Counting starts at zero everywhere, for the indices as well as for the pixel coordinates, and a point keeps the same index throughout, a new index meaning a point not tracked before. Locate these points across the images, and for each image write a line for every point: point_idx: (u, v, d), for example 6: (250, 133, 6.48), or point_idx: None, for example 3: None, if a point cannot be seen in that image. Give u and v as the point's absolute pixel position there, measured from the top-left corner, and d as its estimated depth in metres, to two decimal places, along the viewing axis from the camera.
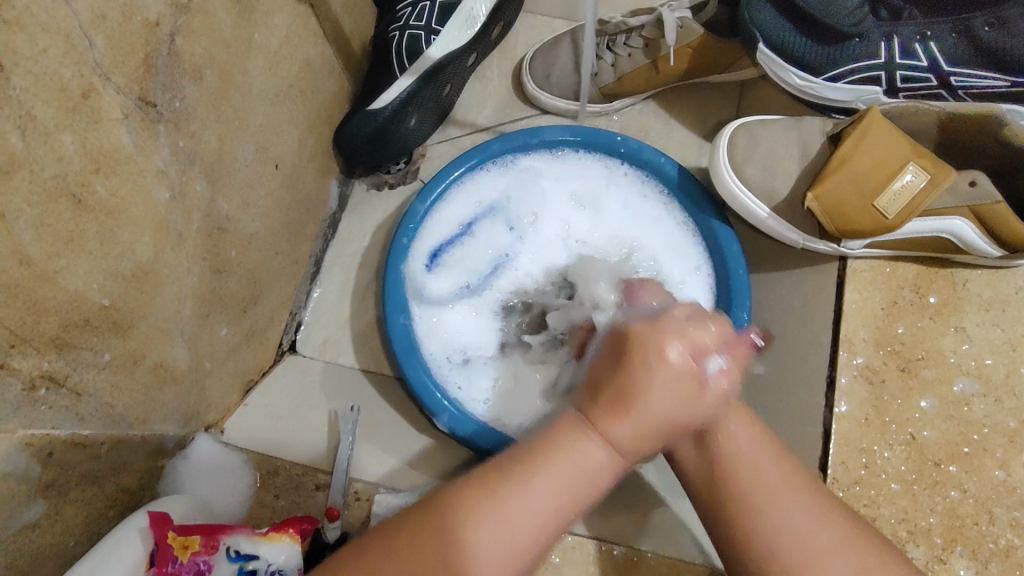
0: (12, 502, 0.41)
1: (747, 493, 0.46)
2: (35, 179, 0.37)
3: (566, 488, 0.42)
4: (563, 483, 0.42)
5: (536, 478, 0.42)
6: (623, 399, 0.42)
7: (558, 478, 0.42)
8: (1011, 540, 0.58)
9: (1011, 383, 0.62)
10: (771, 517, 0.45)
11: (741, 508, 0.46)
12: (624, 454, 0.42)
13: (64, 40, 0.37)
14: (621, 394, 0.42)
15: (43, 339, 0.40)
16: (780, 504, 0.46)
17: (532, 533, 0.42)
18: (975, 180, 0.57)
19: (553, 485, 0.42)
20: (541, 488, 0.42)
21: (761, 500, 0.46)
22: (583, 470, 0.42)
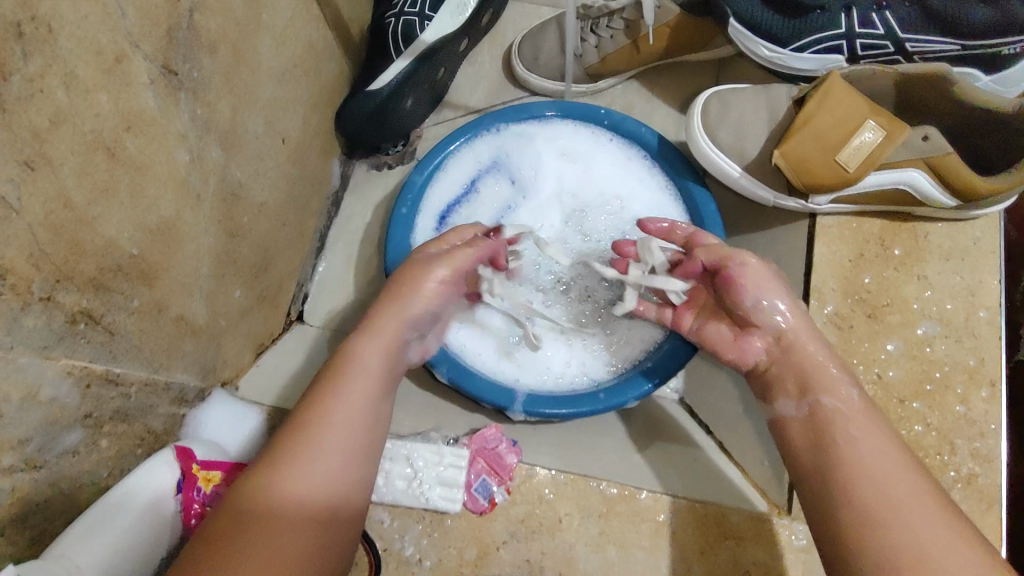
0: (55, 424, 0.45)
1: (872, 503, 0.48)
2: (77, 131, 0.41)
3: (348, 434, 0.50)
4: (341, 431, 0.50)
5: (321, 426, 0.50)
6: (333, 374, 0.53)
7: (303, 448, 0.48)
8: (972, 469, 0.63)
9: (971, 325, 0.67)
10: (897, 530, 0.45)
11: (867, 517, 0.47)
12: (361, 409, 0.52)
13: (100, 7, 0.41)
14: (381, 310, 0.60)
15: (82, 278, 0.45)
16: (907, 521, 0.46)
17: (340, 472, 0.49)
18: (928, 134, 0.63)
19: (325, 433, 0.49)
20: (333, 423, 0.50)
21: (889, 512, 0.47)
22: (327, 425, 0.50)
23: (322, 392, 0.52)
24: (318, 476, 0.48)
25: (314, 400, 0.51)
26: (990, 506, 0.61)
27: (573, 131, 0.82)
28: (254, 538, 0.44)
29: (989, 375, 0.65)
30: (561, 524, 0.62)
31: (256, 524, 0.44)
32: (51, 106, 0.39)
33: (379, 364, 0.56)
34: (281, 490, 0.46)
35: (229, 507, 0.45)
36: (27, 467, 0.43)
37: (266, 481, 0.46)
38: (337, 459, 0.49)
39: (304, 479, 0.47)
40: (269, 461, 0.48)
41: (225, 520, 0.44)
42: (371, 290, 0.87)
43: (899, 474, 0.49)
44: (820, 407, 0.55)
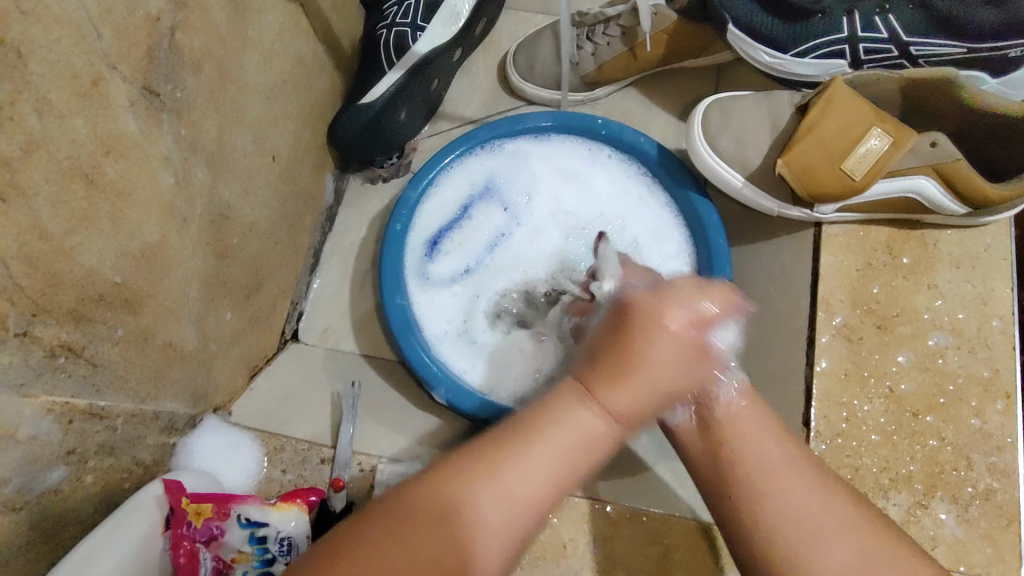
0: (36, 464, 0.43)
1: (754, 476, 0.46)
2: (51, 159, 0.40)
3: (581, 449, 0.42)
4: (568, 450, 0.42)
5: (536, 441, 0.42)
6: (619, 356, 0.42)
7: (563, 450, 0.42)
8: (990, 484, 0.61)
9: (984, 335, 0.65)
10: (788, 498, 0.44)
11: (751, 488, 0.46)
12: (623, 422, 0.43)
13: (74, 30, 0.40)
14: (619, 364, 0.42)
15: (61, 311, 0.43)
16: (792, 488, 0.45)
17: (540, 496, 0.41)
18: (936, 141, 0.60)
19: (553, 446, 0.42)
20: (569, 436, 0.42)
21: (773, 479, 0.45)
22: (585, 439, 0.42)
23: (605, 375, 0.42)
24: (521, 487, 0.41)
25: (571, 403, 0.43)
26: (1009, 523, 0.59)
27: (569, 144, 0.80)
28: (419, 544, 0.39)
29: (1004, 386, 0.63)
30: (565, 550, 0.60)
31: (440, 524, 0.40)
32: (23, 134, 0.37)
33: (664, 376, 0.42)
34: (468, 510, 0.40)
35: (434, 489, 0.41)
36: (5, 510, 0.41)
37: (505, 485, 0.41)
38: (541, 494, 0.42)
39: (500, 498, 0.41)
40: (494, 464, 0.41)
41: (418, 513, 0.40)
42: (368, 306, 0.85)
43: (775, 450, 0.47)
44: (713, 416, 0.49)
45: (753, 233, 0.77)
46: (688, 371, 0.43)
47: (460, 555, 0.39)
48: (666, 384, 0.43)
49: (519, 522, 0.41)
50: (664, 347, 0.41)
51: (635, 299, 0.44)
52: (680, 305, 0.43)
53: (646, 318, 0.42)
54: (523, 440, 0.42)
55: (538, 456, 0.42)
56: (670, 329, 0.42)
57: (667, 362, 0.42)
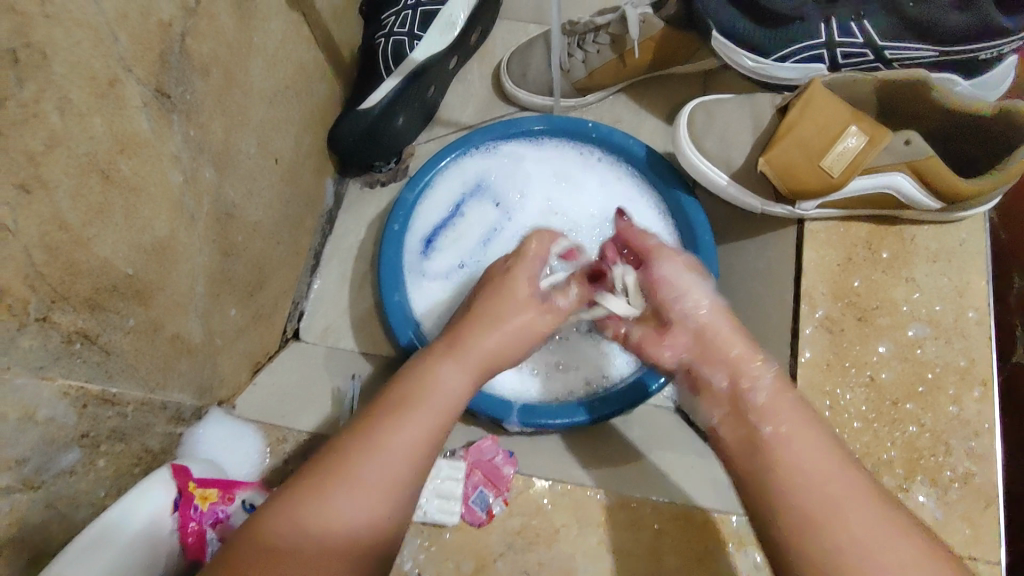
0: (52, 445, 0.45)
1: (812, 504, 0.47)
2: (71, 154, 0.42)
3: (451, 400, 0.53)
4: (442, 409, 0.52)
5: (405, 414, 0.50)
6: (452, 343, 0.56)
7: (439, 404, 0.52)
8: (968, 468, 0.63)
9: (961, 326, 0.67)
10: (847, 530, 0.45)
11: (812, 519, 0.46)
12: (475, 371, 0.55)
13: (93, 34, 0.42)
14: (478, 322, 0.58)
15: (78, 299, 0.45)
16: (851, 519, 0.46)
17: (411, 456, 0.48)
18: (909, 139, 0.62)
19: (441, 407, 0.52)
20: (392, 446, 0.48)
21: (832, 509, 0.46)
22: (456, 391, 0.53)
23: (452, 350, 0.55)
24: (406, 452, 0.48)
25: (434, 364, 0.54)
26: (987, 505, 0.62)
27: (562, 146, 0.83)
28: (338, 502, 0.45)
29: (981, 374, 0.66)
30: (559, 534, 0.62)
31: (344, 477, 0.46)
32: (44, 130, 0.40)
33: (512, 338, 0.58)
34: (361, 468, 0.46)
35: (341, 447, 0.48)
36: (22, 488, 0.44)
37: (387, 446, 0.48)
38: (420, 448, 0.49)
39: (383, 459, 0.47)
40: (379, 427, 0.49)
41: (324, 472, 0.46)
42: (367, 305, 0.88)
43: (842, 484, 0.48)
44: (760, 434, 0.52)
45: (739, 231, 0.79)
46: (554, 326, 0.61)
47: (360, 498, 0.46)
48: (531, 324, 0.59)
49: (402, 468, 0.48)
50: (524, 293, 0.60)
51: (491, 288, 0.61)
52: (528, 278, 0.61)
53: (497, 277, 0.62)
54: (396, 408, 0.50)
55: (374, 476, 0.47)
56: (513, 301, 0.59)
57: (510, 336, 0.58)
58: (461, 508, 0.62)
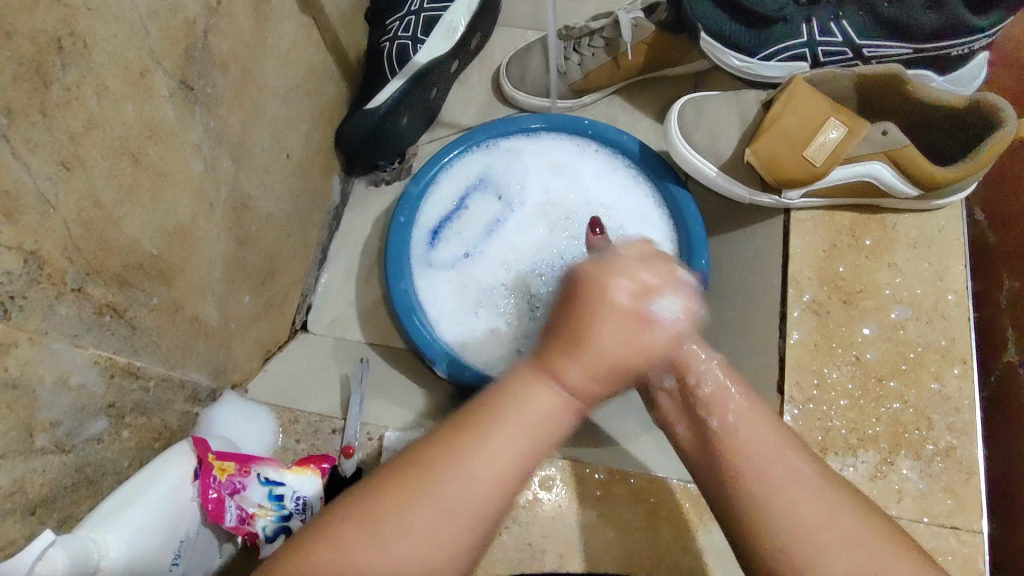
0: (83, 411, 0.48)
1: (756, 495, 0.45)
2: (106, 137, 0.46)
3: (545, 430, 0.43)
4: (527, 438, 0.43)
5: (494, 433, 0.43)
6: (576, 337, 0.43)
7: (528, 431, 0.43)
8: (950, 442, 0.66)
9: (941, 308, 0.70)
10: (794, 517, 0.44)
11: (782, 542, 0.43)
12: (582, 397, 0.44)
13: (128, 27, 0.46)
14: (571, 336, 0.43)
15: (109, 274, 0.48)
16: (797, 507, 0.44)
17: (501, 481, 0.42)
18: (886, 129, 0.68)
19: (521, 434, 0.43)
20: (462, 481, 0.42)
21: (800, 532, 0.43)
22: (545, 417, 0.43)
23: (564, 350, 0.43)
24: (471, 490, 0.42)
25: (534, 385, 0.44)
26: (969, 476, 0.64)
27: (559, 143, 0.87)
28: (394, 540, 0.41)
29: (961, 352, 0.69)
30: (560, 508, 0.64)
31: (405, 513, 0.41)
32: (84, 113, 0.43)
33: (622, 345, 0.43)
34: (423, 507, 0.41)
35: (407, 478, 0.42)
36: (56, 450, 0.46)
37: (452, 482, 0.42)
38: (485, 483, 0.42)
39: (450, 495, 0.41)
40: (441, 461, 0.42)
41: (380, 499, 0.42)
42: (373, 297, 0.91)
43: (791, 474, 0.45)
44: (705, 428, 0.49)
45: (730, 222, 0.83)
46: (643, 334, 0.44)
47: (423, 538, 0.41)
48: (643, 316, 0.44)
49: (473, 505, 0.42)
50: (614, 315, 0.43)
51: (585, 271, 0.46)
52: (628, 276, 0.44)
53: (594, 286, 0.44)
54: (483, 434, 0.43)
55: (425, 523, 0.41)
56: (621, 302, 0.43)
57: (618, 335, 0.43)
58: None
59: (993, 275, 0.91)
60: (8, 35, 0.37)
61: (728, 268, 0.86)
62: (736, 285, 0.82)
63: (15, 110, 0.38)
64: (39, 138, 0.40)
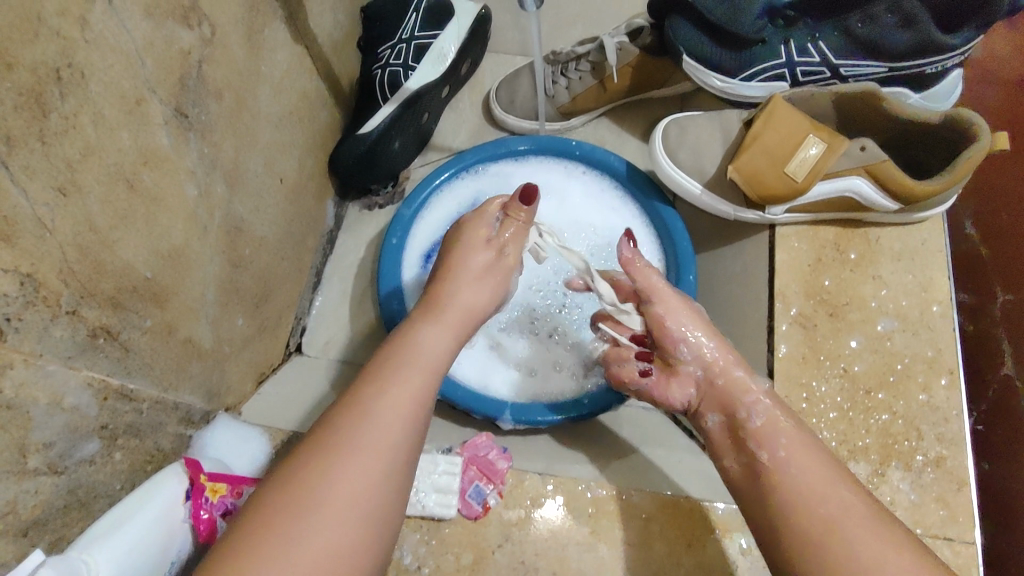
0: (76, 433, 0.49)
1: (811, 526, 0.49)
2: (102, 164, 0.47)
3: (430, 366, 0.52)
4: (422, 370, 0.51)
5: (393, 373, 0.50)
6: (439, 305, 0.58)
7: (420, 367, 0.51)
8: (940, 452, 0.66)
9: (926, 319, 0.71)
10: (843, 545, 0.47)
11: (807, 540, 0.49)
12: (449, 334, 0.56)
13: (124, 58, 0.48)
14: (436, 301, 0.60)
15: (103, 296, 0.49)
16: (846, 535, 0.47)
17: (406, 411, 0.48)
18: (864, 145, 0.69)
19: (415, 371, 0.51)
20: (381, 410, 0.47)
21: (829, 526, 0.48)
22: (431, 358, 0.53)
23: (429, 318, 0.57)
24: (388, 407, 0.47)
25: (411, 334, 0.55)
26: (960, 486, 0.64)
27: (548, 164, 0.88)
28: (327, 472, 0.43)
29: (947, 363, 0.69)
30: (552, 525, 0.64)
31: (337, 447, 0.44)
32: (81, 140, 0.45)
33: (466, 318, 0.59)
34: (351, 436, 0.45)
35: (329, 419, 0.46)
36: (49, 471, 0.47)
37: (372, 407, 0.47)
38: (401, 400, 0.48)
39: (373, 424, 0.46)
40: (353, 399, 0.48)
41: (315, 440, 0.45)
42: (366, 319, 0.92)
43: (844, 505, 0.49)
44: (758, 460, 0.56)
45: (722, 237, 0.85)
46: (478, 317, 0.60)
47: (359, 457, 0.44)
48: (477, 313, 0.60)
49: (396, 416, 0.47)
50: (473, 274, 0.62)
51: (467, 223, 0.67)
52: (490, 234, 0.65)
53: (468, 237, 0.65)
54: (380, 377, 0.49)
55: (352, 455, 0.44)
56: (481, 255, 0.63)
57: (474, 283, 0.62)
58: (457, 502, 0.65)
59: (984, 288, 0.92)
60: (10, 66, 0.38)
61: (716, 283, 0.87)
62: (726, 301, 0.83)
63: (15, 137, 0.40)
64: (37, 164, 0.42)
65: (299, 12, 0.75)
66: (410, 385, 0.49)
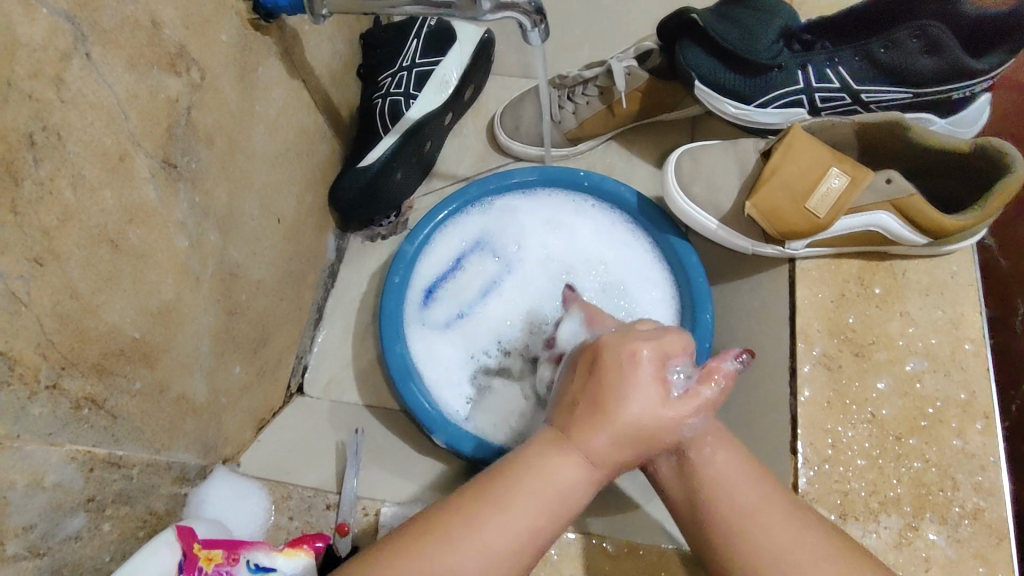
0: (59, 510, 0.46)
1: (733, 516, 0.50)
2: (83, 227, 0.45)
3: (559, 494, 0.48)
4: (548, 499, 0.48)
5: (511, 497, 0.47)
6: (569, 431, 0.50)
7: (542, 509, 0.47)
8: (977, 504, 0.62)
9: (958, 358, 0.67)
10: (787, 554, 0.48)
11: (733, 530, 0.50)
12: (597, 464, 0.49)
13: (105, 114, 0.45)
14: (596, 414, 0.49)
15: (86, 364, 0.47)
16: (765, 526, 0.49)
17: (506, 550, 0.46)
18: (891, 177, 0.66)
19: (538, 506, 0.47)
20: (487, 525, 0.46)
21: (747, 519, 0.50)
22: (570, 486, 0.48)
23: (586, 425, 0.49)
24: (478, 552, 0.45)
25: (551, 454, 0.49)
26: (999, 541, 0.60)
27: (555, 196, 0.85)
28: (415, 574, 0.43)
29: (982, 407, 0.65)
30: None
31: (423, 566, 0.44)
32: (59, 205, 0.42)
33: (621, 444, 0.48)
34: (443, 557, 0.44)
35: (435, 522, 0.47)
36: (30, 556, 0.44)
37: (482, 527, 0.46)
38: (502, 535, 0.46)
39: (484, 534, 0.46)
40: (470, 509, 0.47)
41: (479, 486, 0.49)
42: (370, 357, 0.89)
43: (746, 473, 0.52)
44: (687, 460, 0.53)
45: (746, 267, 0.82)
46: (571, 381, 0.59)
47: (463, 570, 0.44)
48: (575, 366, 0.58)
49: (565, 495, 0.48)
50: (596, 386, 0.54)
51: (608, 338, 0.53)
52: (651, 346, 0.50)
53: (616, 352, 0.51)
54: (495, 499, 0.47)
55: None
56: (638, 357, 0.50)
57: (623, 437, 0.49)
58: None
59: (1008, 299, 0.88)
60: None
61: (734, 318, 0.83)
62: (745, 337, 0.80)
63: None
64: (11, 237, 0.39)
65: (294, 46, 0.72)
66: (513, 532, 0.46)
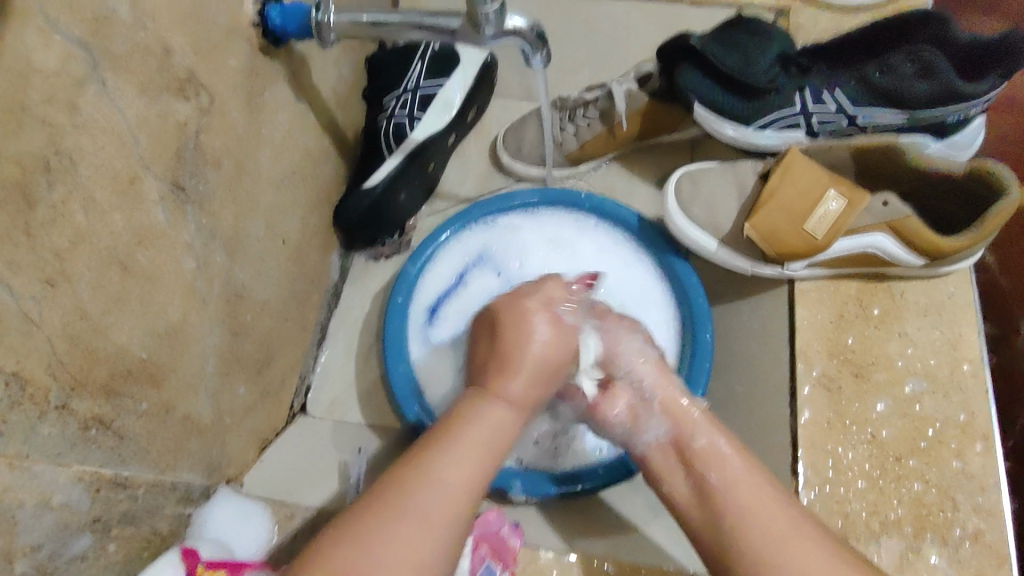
0: (65, 530, 0.46)
1: (765, 544, 0.49)
2: (93, 250, 0.45)
3: (498, 431, 0.56)
4: (479, 442, 0.54)
5: (451, 443, 0.52)
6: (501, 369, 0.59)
7: (478, 448, 0.53)
8: (978, 525, 0.62)
9: (957, 379, 0.68)
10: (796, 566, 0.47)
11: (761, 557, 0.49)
12: (520, 406, 0.58)
13: (116, 138, 0.46)
14: (502, 361, 0.60)
15: (94, 385, 0.47)
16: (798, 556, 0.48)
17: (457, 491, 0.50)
18: (887, 200, 0.67)
19: (470, 450, 0.53)
20: (438, 475, 0.50)
21: (776, 546, 0.49)
22: (498, 429, 0.56)
23: (499, 376, 0.59)
24: (431, 499, 0.48)
25: (474, 402, 0.57)
26: (1001, 563, 0.60)
27: (558, 216, 0.86)
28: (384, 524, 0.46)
29: (981, 428, 0.66)
30: None
31: (391, 518, 0.47)
32: (70, 228, 0.43)
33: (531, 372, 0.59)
34: (405, 502, 0.48)
35: (386, 483, 0.50)
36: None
37: (434, 471, 0.50)
38: (447, 481, 0.50)
39: (437, 483, 0.49)
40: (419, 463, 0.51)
41: (419, 448, 0.53)
42: (373, 376, 0.89)
43: (768, 497, 0.52)
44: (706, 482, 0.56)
45: (745, 288, 0.82)
46: (547, 382, 0.61)
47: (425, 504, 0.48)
48: (550, 363, 0.61)
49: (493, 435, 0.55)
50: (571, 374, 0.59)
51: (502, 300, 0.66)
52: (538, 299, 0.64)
53: (512, 310, 0.63)
54: (435, 453, 0.52)
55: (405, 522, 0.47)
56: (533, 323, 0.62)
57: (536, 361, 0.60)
58: None
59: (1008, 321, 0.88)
60: None
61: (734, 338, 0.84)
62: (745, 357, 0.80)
63: None
64: (23, 260, 0.40)
65: (301, 70, 0.73)
66: (459, 469, 0.51)
